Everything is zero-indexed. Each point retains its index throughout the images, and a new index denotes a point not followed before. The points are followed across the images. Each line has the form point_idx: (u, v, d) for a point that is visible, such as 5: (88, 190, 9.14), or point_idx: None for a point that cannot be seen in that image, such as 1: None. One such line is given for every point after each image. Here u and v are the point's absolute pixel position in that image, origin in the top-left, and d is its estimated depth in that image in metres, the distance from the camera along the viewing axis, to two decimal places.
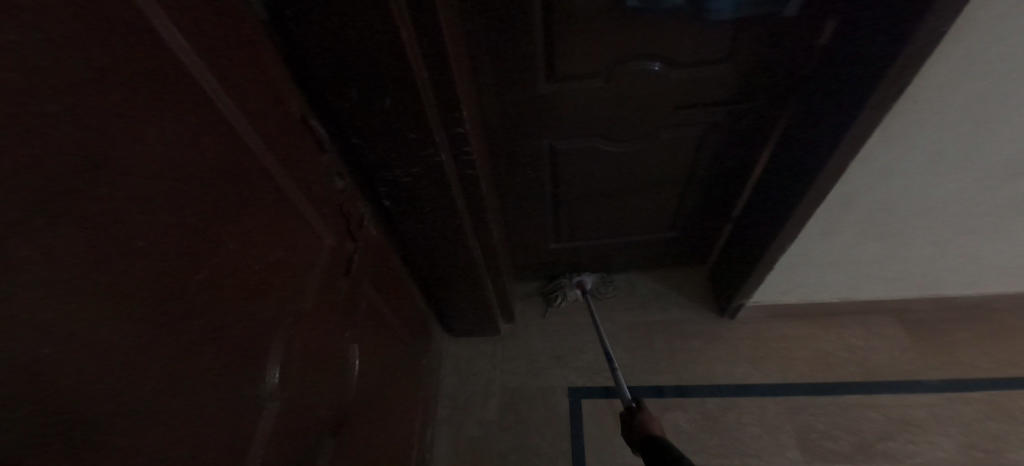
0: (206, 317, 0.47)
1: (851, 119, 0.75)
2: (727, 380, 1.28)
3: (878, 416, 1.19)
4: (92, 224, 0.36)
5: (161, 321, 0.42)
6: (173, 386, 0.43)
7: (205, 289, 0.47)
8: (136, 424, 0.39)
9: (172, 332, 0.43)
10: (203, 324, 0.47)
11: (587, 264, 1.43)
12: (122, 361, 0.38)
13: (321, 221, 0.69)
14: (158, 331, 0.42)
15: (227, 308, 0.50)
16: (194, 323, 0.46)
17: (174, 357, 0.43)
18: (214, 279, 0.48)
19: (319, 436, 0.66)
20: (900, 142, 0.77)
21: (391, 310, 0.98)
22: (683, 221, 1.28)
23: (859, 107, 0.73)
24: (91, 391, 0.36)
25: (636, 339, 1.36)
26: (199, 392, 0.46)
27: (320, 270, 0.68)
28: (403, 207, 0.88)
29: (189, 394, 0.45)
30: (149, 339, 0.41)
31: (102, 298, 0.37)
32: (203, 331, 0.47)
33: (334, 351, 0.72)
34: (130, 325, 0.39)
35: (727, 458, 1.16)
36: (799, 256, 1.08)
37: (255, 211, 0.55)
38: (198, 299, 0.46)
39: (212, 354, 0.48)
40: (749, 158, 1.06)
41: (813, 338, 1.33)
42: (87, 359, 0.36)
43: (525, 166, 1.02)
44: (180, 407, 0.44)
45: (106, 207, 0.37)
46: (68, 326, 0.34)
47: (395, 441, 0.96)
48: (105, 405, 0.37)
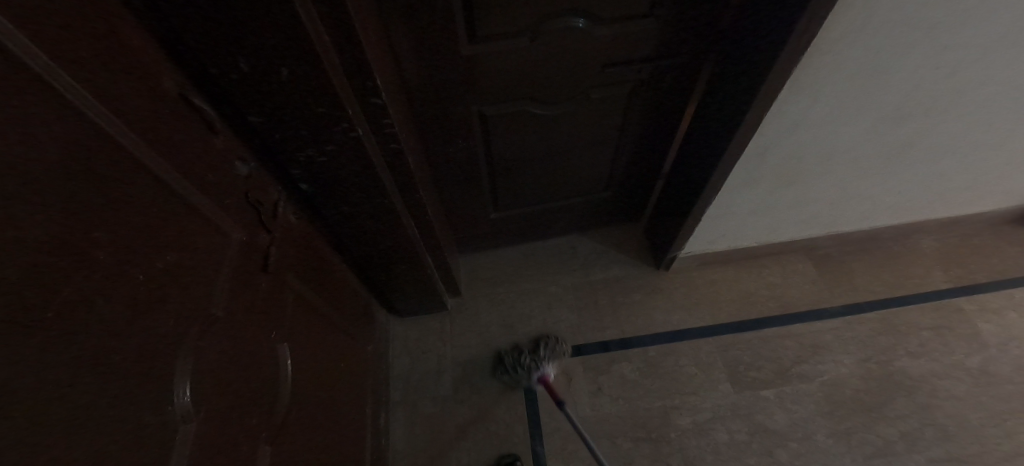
0: (93, 345, 0.40)
1: (767, 72, 0.77)
2: (665, 328, 1.35)
3: (795, 343, 1.32)
4: None
5: (35, 358, 0.35)
6: (65, 430, 0.36)
7: (86, 312, 0.40)
8: None
9: (51, 369, 0.36)
10: (89, 353, 0.39)
11: (526, 231, 1.42)
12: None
13: (222, 214, 0.61)
14: (34, 371, 0.34)
15: (117, 330, 0.43)
16: (78, 353, 0.38)
17: (59, 400, 0.36)
18: (95, 298, 0.41)
19: (251, 448, 0.61)
20: (812, 93, 0.81)
21: (324, 300, 0.92)
22: (615, 180, 1.29)
23: (772, 61, 0.75)
24: None
25: (579, 299, 1.39)
26: (98, 431, 0.39)
27: (228, 269, 0.61)
28: (321, 188, 0.80)
29: (86, 436, 0.38)
30: (26, 381, 0.34)
31: None
32: (90, 361, 0.39)
33: (258, 355, 0.66)
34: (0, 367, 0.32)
35: (669, 399, 1.24)
36: (724, 206, 1.14)
37: (137, 212, 0.47)
38: (77, 326, 0.39)
39: (107, 387, 0.41)
40: (677, 111, 1.07)
41: (737, 280, 1.43)
42: None
43: (452, 135, 0.96)
44: (77, 453, 0.37)
45: None
46: None
47: (344, 432, 0.93)
48: None
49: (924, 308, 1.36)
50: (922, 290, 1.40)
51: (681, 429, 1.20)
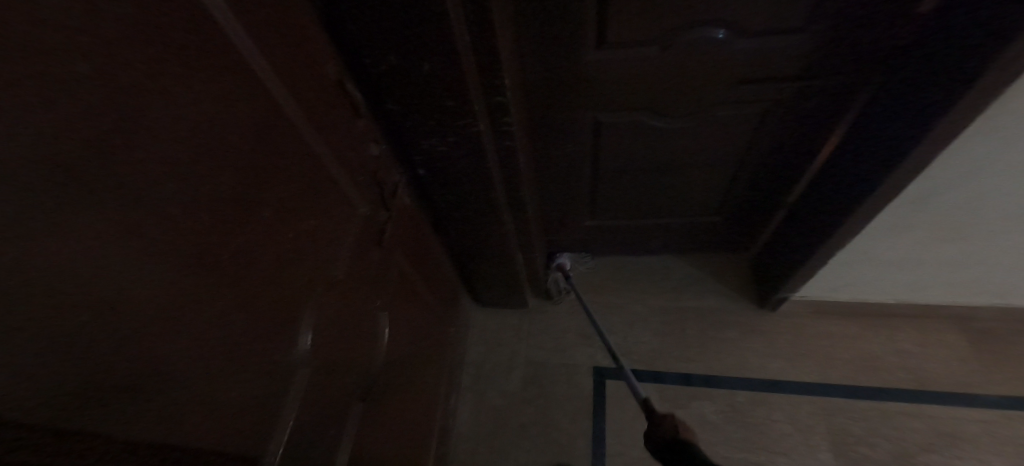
0: (242, 285, 0.47)
1: (948, 104, 0.67)
2: (760, 374, 1.23)
3: (921, 425, 1.13)
4: (135, 186, 0.36)
5: (196, 288, 0.42)
6: (209, 350, 0.44)
7: (241, 257, 0.47)
8: (173, 383, 0.40)
9: (207, 299, 0.43)
10: (236, 291, 0.47)
11: (622, 245, 1.38)
12: (161, 324, 0.39)
13: (354, 189, 0.68)
14: (194, 298, 0.42)
15: (261, 276, 0.50)
16: (228, 289, 0.46)
17: (209, 324, 0.44)
18: (249, 246, 0.48)
19: (347, 402, 0.68)
20: (1005, 136, 0.68)
21: (422, 280, 0.98)
22: (728, 205, 1.21)
23: (961, 90, 0.64)
24: (132, 351, 0.36)
25: (668, 324, 1.32)
26: (232, 358, 0.46)
27: (352, 238, 0.68)
28: (437, 176, 0.85)
29: (223, 360, 0.45)
30: (186, 305, 0.41)
31: (142, 262, 0.37)
32: (237, 299, 0.47)
33: (364, 320, 0.72)
34: (168, 289, 0.39)
35: (752, 453, 1.13)
36: (856, 252, 1.01)
37: (290, 178, 0.54)
38: (232, 267, 0.46)
39: (244, 323, 0.48)
40: (816, 139, 0.96)
41: (857, 338, 1.26)
42: (128, 320, 0.36)
43: (565, 139, 0.97)
44: (214, 371, 0.44)
45: (148, 171, 0.37)
46: (111, 286, 0.35)
47: (420, 405, 0.98)
48: (144, 366, 0.37)
49: None
50: None
51: None
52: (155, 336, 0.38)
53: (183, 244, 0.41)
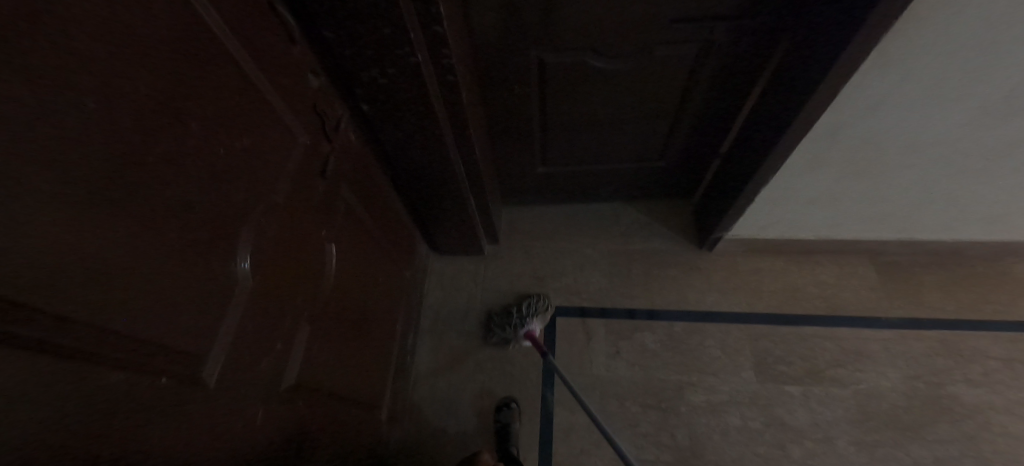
0: (182, 196, 0.49)
1: (848, 42, 0.73)
2: (697, 307, 1.31)
3: (833, 346, 1.26)
4: (62, 88, 0.37)
5: (137, 194, 0.44)
6: (152, 254, 0.45)
7: (179, 169, 0.48)
8: (118, 281, 0.42)
9: (148, 205, 0.45)
10: (176, 202, 0.48)
11: (571, 192, 1.41)
12: (102, 224, 0.40)
13: (293, 117, 0.69)
14: (135, 203, 0.44)
15: (200, 189, 0.52)
16: (167, 199, 0.47)
17: (152, 230, 0.45)
18: (186, 159, 0.49)
19: (293, 327, 0.70)
20: (899, 70, 0.75)
21: (371, 220, 0.99)
22: (671, 152, 1.25)
23: (859, 26, 0.70)
24: (74, 246, 0.38)
25: (614, 265, 1.36)
26: (175, 265, 0.48)
27: (293, 166, 0.69)
28: (381, 113, 0.86)
29: (166, 265, 0.47)
30: (128, 208, 0.43)
31: (79, 161, 0.38)
32: (176, 209, 0.48)
33: (310, 249, 0.75)
34: (107, 191, 0.41)
35: (686, 375, 1.23)
36: (781, 189, 1.09)
37: (224, 97, 0.55)
38: (171, 178, 0.47)
39: (185, 233, 0.50)
40: (748, 80, 1.01)
41: (784, 272, 1.37)
42: (67, 216, 0.38)
43: (512, 79, 0.99)
44: (159, 275, 0.46)
45: (75, 74, 0.37)
46: (47, 181, 0.36)
47: (374, 342, 1.02)
48: (87, 262, 0.39)
49: (994, 336, 1.26)
50: (997, 317, 1.28)
51: (692, 405, 1.20)
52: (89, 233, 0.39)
53: (114, 148, 0.41)
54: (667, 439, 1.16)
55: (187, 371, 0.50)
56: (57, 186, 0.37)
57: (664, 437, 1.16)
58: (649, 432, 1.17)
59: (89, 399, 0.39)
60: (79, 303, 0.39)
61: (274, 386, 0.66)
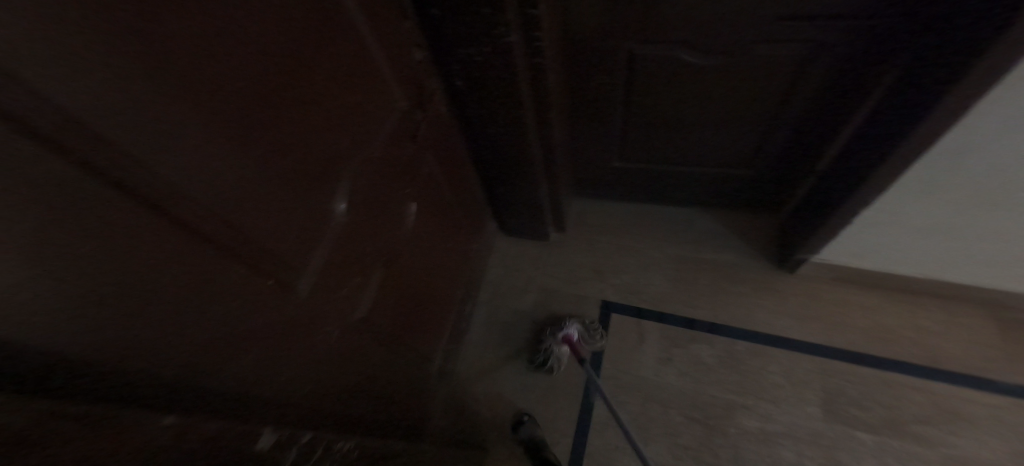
0: (301, 137, 0.57)
1: (985, 49, 0.66)
2: (765, 329, 1.24)
3: (924, 399, 1.12)
4: (239, 36, 0.45)
5: (272, 129, 0.52)
6: (274, 181, 0.54)
7: (302, 113, 0.57)
8: (251, 199, 0.51)
9: (278, 141, 0.53)
10: (297, 142, 0.57)
11: (647, 190, 1.38)
12: (248, 151, 0.49)
13: (395, 82, 0.77)
14: (271, 137, 0.52)
15: (313, 134, 0.60)
16: (292, 138, 0.56)
17: (278, 162, 0.54)
18: (308, 106, 0.57)
19: (366, 269, 0.79)
20: None
21: (448, 188, 1.07)
22: (760, 162, 1.20)
23: (1002, 30, 0.64)
24: (229, 166, 0.47)
25: (681, 271, 1.33)
26: (288, 194, 0.57)
27: (389, 126, 0.78)
28: (472, 90, 0.93)
29: (282, 192, 0.56)
30: (266, 142, 0.51)
31: (242, 97, 0.46)
32: (296, 147, 0.57)
33: (392, 203, 0.84)
34: (256, 125, 0.49)
35: (741, 396, 1.16)
36: (885, 212, 1.00)
37: (341, 58, 0.63)
38: (297, 121, 0.56)
39: (299, 169, 0.58)
40: (862, 88, 0.93)
41: (877, 309, 1.23)
42: (229, 141, 0.46)
43: (600, 68, 1.01)
44: (276, 200, 0.55)
45: (248, 25, 0.45)
46: (220, 111, 0.44)
47: (434, 301, 1.09)
48: (234, 180, 0.48)
49: None
50: None
51: (742, 429, 1.13)
52: (241, 151, 0.48)
53: (264, 89, 0.49)
54: (708, 457, 1.11)
55: (285, 282, 0.59)
56: (228, 110, 0.45)
57: (705, 454, 1.11)
58: (690, 446, 1.12)
59: (222, 284, 0.48)
60: (227, 205, 0.47)
61: (348, 315, 0.75)
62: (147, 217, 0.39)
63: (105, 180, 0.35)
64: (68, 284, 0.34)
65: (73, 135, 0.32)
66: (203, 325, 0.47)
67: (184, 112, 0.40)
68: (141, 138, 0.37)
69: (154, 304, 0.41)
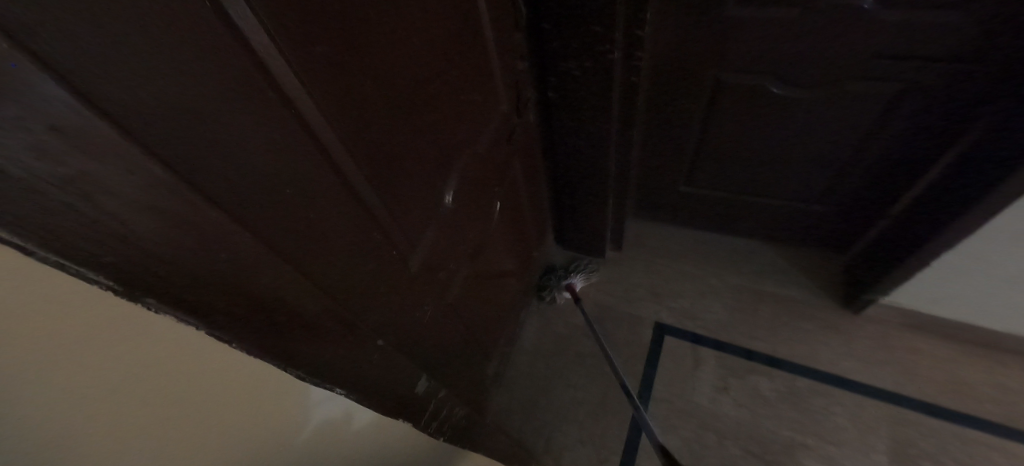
0: (431, 124, 0.64)
1: None
2: (828, 367, 1.21)
3: (1002, 460, 1.06)
4: (406, 28, 0.52)
5: (413, 113, 0.59)
6: (407, 160, 0.60)
7: (434, 103, 0.63)
8: (390, 172, 0.57)
9: (415, 124, 0.60)
10: (428, 128, 0.63)
11: (710, 218, 1.39)
12: (394, 128, 0.55)
13: (502, 88, 0.84)
14: (411, 121, 0.59)
15: (440, 124, 0.66)
16: (425, 124, 0.62)
17: (412, 142, 0.60)
18: (439, 98, 0.64)
19: (454, 257, 0.83)
20: None
21: (526, 194, 1.11)
22: (833, 197, 1.20)
23: None
24: (381, 138, 0.53)
25: (741, 301, 1.32)
26: (414, 173, 0.63)
27: (492, 127, 0.85)
28: (562, 102, 0.99)
29: (410, 171, 0.62)
30: (407, 123, 0.58)
31: (397, 80, 0.53)
32: (426, 132, 0.63)
33: (482, 199, 0.89)
34: (403, 107, 0.56)
35: (801, 433, 1.13)
36: (968, 259, 0.98)
37: (469, 60, 0.70)
38: (430, 110, 0.63)
39: (425, 152, 0.64)
40: (950, 135, 0.94)
41: (949, 360, 1.19)
42: (383, 117, 0.53)
43: (685, 92, 1.05)
44: (406, 177, 0.61)
45: (412, 20, 0.53)
46: (382, 89, 0.51)
47: (498, 303, 1.12)
48: (381, 151, 0.54)
49: None
50: None
51: None
52: (386, 124, 0.54)
53: (413, 77, 0.56)
54: None
55: (403, 255, 0.64)
56: (382, 86, 0.51)
57: None
58: None
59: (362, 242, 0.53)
60: (373, 171, 0.53)
61: (440, 298, 0.80)
62: (324, 169, 0.44)
63: (305, 128, 0.40)
64: (290, 221, 0.39)
65: (287, 85, 0.38)
66: (354, 277, 0.52)
67: (354, 83, 0.46)
68: (322, 98, 0.42)
69: (327, 251, 0.45)
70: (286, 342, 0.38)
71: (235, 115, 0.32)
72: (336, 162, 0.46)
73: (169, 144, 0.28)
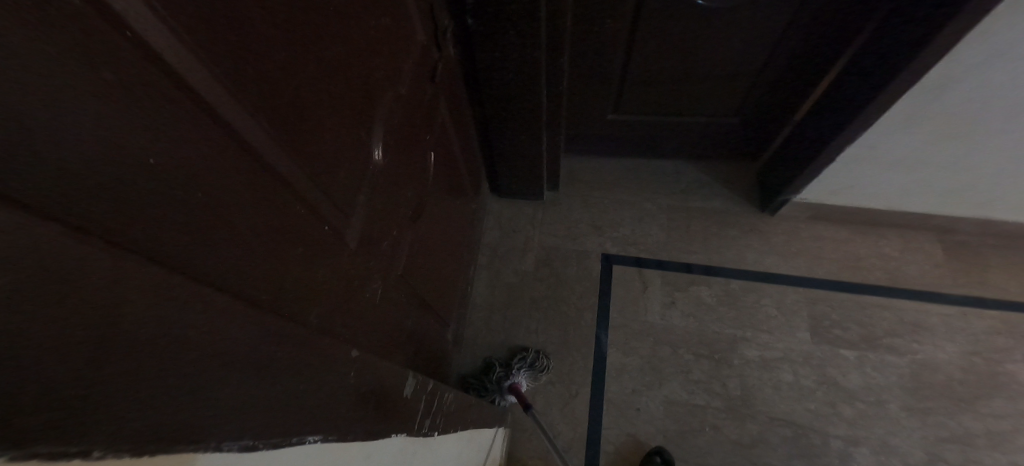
0: (346, 75, 0.52)
1: None
2: (755, 266, 1.32)
3: (892, 316, 1.26)
4: None
5: (325, 62, 0.46)
6: (327, 122, 0.49)
7: (346, 47, 0.51)
8: (309, 139, 0.45)
9: (330, 77, 0.48)
10: (344, 79, 0.51)
11: (636, 143, 1.40)
12: (307, 83, 0.43)
13: (417, 16, 0.73)
14: (324, 72, 0.46)
15: (355, 72, 0.55)
16: (339, 74, 0.50)
17: (330, 99, 0.48)
18: (349, 40, 0.52)
19: (396, 220, 0.73)
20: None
21: (456, 140, 1.02)
22: (747, 106, 1.26)
23: None
24: (294, 99, 0.41)
25: (674, 220, 1.38)
26: (335, 138, 0.51)
27: (412, 65, 0.73)
28: (484, 30, 0.89)
29: (332, 135, 0.50)
30: (321, 75, 0.46)
31: (303, 19, 0.41)
32: (342, 85, 0.51)
33: (414, 152, 0.79)
34: (313, 54, 0.44)
35: (740, 329, 1.24)
36: (864, 149, 1.09)
37: None
38: (342, 56, 0.50)
39: (345, 111, 0.52)
40: (847, 32, 1.01)
41: (847, 241, 1.36)
42: (292, 68, 0.40)
43: (607, 10, 1.01)
44: (328, 142, 0.49)
45: None
46: (286, 32, 0.39)
47: (446, 264, 1.04)
48: (297, 114, 0.42)
49: None
50: None
51: (745, 359, 1.20)
52: (297, 78, 0.41)
53: (320, 14, 0.44)
54: (718, 388, 1.17)
55: (340, 228, 0.54)
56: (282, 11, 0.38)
57: (715, 385, 1.17)
58: (701, 379, 1.18)
59: (288, 226, 0.42)
60: (286, 137, 0.40)
61: (388, 271, 0.71)
62: (211, 136, 0.31)
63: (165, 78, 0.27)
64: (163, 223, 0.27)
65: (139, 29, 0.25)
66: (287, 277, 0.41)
67: (249, 24, 0.34)
68: (192, 31, 0.29)
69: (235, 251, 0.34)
70: (282, 414, 0.25)
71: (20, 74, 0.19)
72: (230, 131, 0.33)
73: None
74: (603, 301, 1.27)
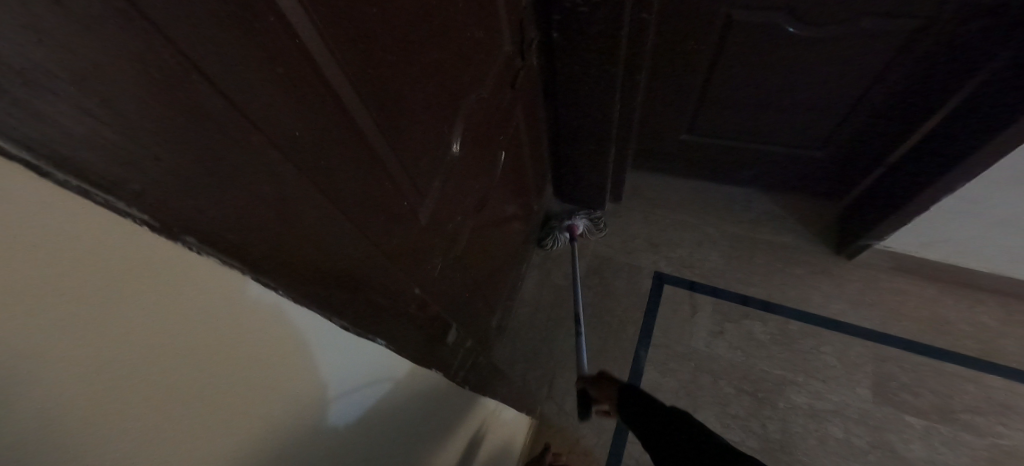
0: (437, 83, 0.60)
1: None
2: (819, 311, 1.25)
3: (974, 389, 1.14)
4: None
5: (421, 72, 0.55)
6: (414, 121, 0.56)
7: (440, 59, 0.59)
8: (398, 136, 0.53)
9: (423, 85, 0.56)
10: (435, 85, 0.60)
11: (709, 165, 1.38)
12: (403, 91, 0.51)
13: (507, 27, 0.79)
14: (419, 81, 0.55)
15: (445, 80, 0.62)
16: (431, 82, 0.58)
17: (419, 103, 0.56)
18: (444, 52, 0.60)
19: (461, 209, 0.81)
20: None
21: (527, 143, 1.08)
22: (834, 142, 1.20)
23: None
24: (392, 102, 0.49)
25: (737, 249, 1.34)
26: (419, 135, 0.59)
27: (497, 70, 0.80)
28: (567, 43, 0.93)
29: (416, 133, 0.58)
30: (416, 83, 0.54)
31: (410, 36, 0.49)
32: (433, 89, 0.59)
33: (487, 151, 0.86)
34: (412, 65, 0.52)
35: (792, 372, 1.18)
36: (966, 201, 1.01)
37: (473, 7, 0.65)
38: (434, 64, 0.57)
39: (430, 112, 0.60)
40: (958, 75, 0.93)
41: (934, 301, 1.24)
42: (394, 76, 0.49)
43: (692, 31, 1.01)
44: (412, 138, 0.57)
45: None
46: (396, 48, 0.47)
47: (500, 259, 1.10)
48: (393, 113, 0.50)
49: None
50: None
51: (791, 404, 1.15)
52: (397, 85, 0.50)
53: (423, 34, 0.52)
54: (756, 427, 1.13)
55: (416, 209, 0.61)
56: (394, 21, 0.46)
57: (753, 424, 1.13)
58: (739, 415, 1.14)
59: (379, 197, 0.49)
60: (382, 132, 0.48)
61: (448, 253, 0.78)
62: (340, 129, 0.40)
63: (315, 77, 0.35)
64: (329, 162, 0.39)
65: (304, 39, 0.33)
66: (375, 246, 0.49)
67: (371, 40, 0.42)
68: (337, 42, 0.37)
69: (356, 195, 0.44)
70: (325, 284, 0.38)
71: (246, 49, 0.28)
72: (349, 122, 0.41)
73: (221, 59, 0.26)
74: (649, 318, 1.27)
